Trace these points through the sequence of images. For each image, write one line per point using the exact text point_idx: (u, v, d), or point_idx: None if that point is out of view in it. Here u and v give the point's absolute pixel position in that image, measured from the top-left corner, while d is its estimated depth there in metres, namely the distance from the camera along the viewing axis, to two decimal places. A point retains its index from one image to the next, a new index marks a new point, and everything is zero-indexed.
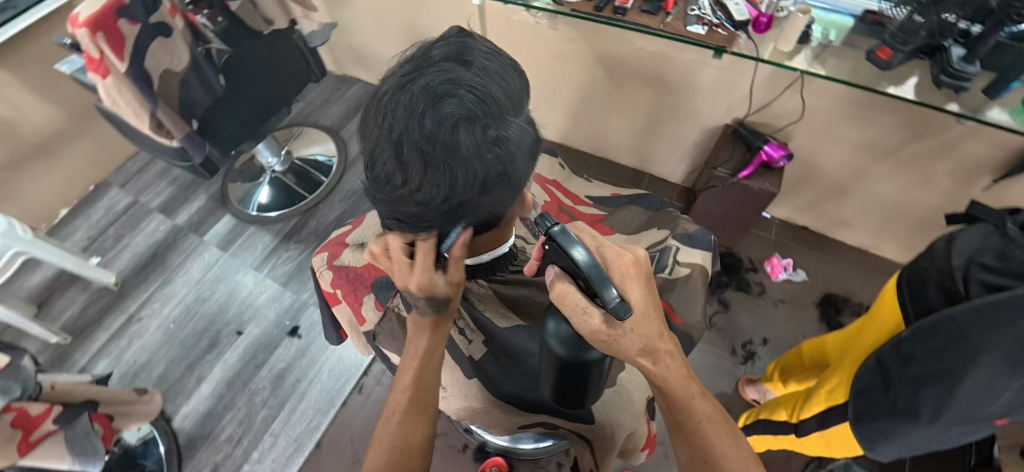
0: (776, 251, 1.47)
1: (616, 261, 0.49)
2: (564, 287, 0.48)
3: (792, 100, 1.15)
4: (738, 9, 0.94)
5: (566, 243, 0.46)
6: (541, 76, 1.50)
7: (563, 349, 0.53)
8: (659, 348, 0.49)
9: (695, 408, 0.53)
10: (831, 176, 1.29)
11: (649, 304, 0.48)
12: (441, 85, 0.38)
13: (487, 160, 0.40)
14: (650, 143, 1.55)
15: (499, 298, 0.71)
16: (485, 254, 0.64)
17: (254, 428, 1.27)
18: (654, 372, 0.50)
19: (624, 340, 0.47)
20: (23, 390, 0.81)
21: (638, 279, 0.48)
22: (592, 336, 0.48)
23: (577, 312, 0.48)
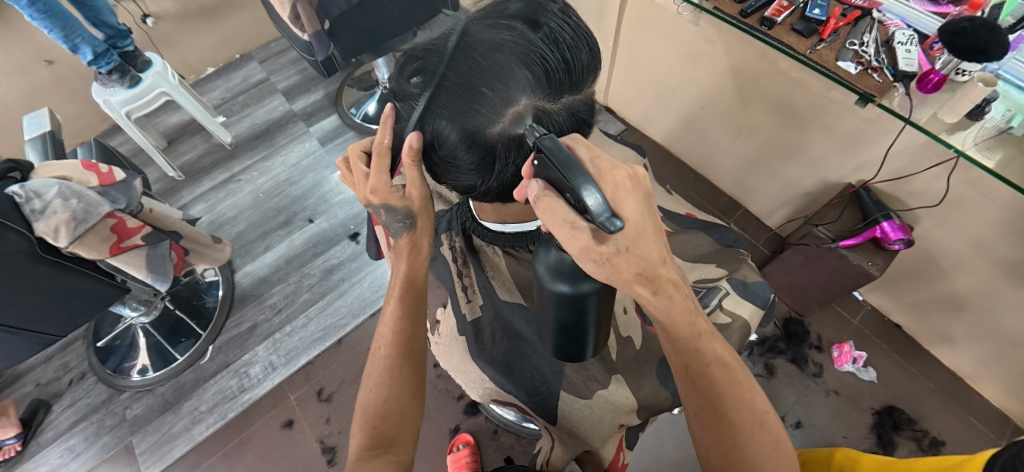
0: (852, 339, 1.30)
1: (610, 171, 0.44)
2: (549, 203, 0.44)
3: (936, 180, 0.98)
4: (907, 59, 0.81)
5: (554, 153, 0.41)
6: (663, 71, 1.42)
7: (555, 276, 0.48)
8: (660, 276, 0.47)
9: (705, 351, 0.53)
10: (950, 282, 1.10)
11: (643, 217, 0.44)
12: (499, 40, 0.44)
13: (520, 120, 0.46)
14: (756, 176, 1.41)
15: (511, 273, 0.68)
16: (511, 225, 0.65)
17: (295, 304, 1.42)
18: (656, 305, 0.48)
19: (626, 258, 0.44)
20: (126, 206, 1.02)
21: (633, 189, 0.44)
22: (583, 255, 0.44)
23: (566, 230, 0.44)
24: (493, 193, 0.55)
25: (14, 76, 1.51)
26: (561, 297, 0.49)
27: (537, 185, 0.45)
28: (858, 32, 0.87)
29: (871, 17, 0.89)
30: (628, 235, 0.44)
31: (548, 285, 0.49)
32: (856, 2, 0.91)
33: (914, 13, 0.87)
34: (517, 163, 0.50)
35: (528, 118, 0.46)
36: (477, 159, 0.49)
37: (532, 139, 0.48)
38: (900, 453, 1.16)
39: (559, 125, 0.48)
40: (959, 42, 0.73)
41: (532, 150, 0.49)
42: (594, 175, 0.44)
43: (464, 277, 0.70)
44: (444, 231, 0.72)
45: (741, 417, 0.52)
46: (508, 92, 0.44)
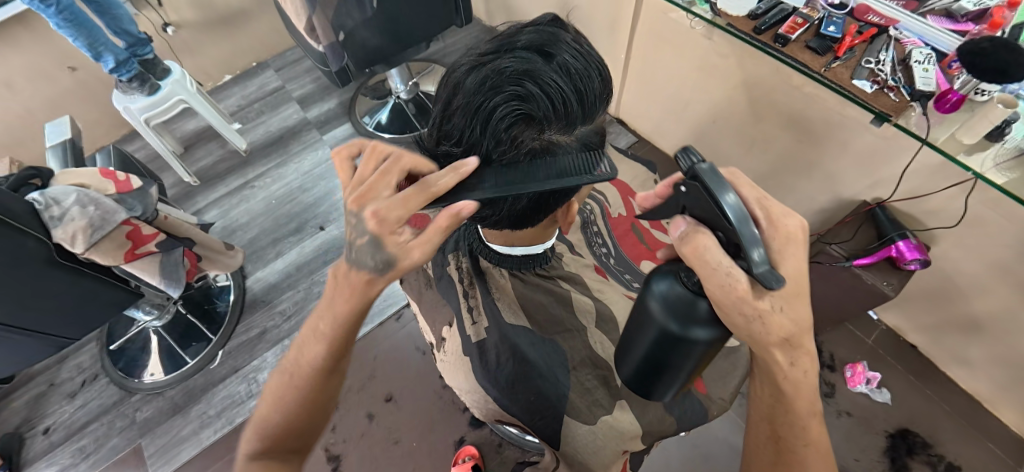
0: (865, 359, 1.27)
1: (784, 219, 0.46)
2: (700, 239, 0.45)
3: (954, 201, 0.96)
4: (924, 78, 0.80)
5: (713, 185, 0.42)
6: (675, 85, 1.41)
7: (668, 317, 0.50)
8: (803, 344, 0.49)
9: (801, 416, 0.52)
10: (968, 304, 1.07)
11: (803, 276, 0.46)
12: (513, 72, 0.45)
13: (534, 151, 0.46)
14: (769, 191, 1.39)
15: (517, 294, 0.64)
16: (519, 249, 0.64)
17: (305, 311, 1.43)
18: (787, 370, 0.50)
19: (778, 317, 0.46)
20: (142, 213, 1.04)
21: (800, 244, 0.46)
22: (735, 304, 0.45)
23: (718, 275, 0.44)
24: (506, 223, 0.55)
25: (38, 82, 1.56)
26: (669, 336, 0.50)
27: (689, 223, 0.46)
28: (874, 50, 0.86)
29: (887, 35, 0.88)
30: (786, 293, 0.46)
31: (660, 320, 0.50)
32: (872, 19, 0.90)
33: (933, 31, 0.86)
34: (528, 196, 0.50)
35: (542, 148, 0.47)
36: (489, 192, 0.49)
37: None
38: None
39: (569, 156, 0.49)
40: (978, 62, 0.71)
41: None
42: (764, 218, 0.46)
43: (469, 298, 0.64)
44: (451, 250, 0.68)
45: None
46: (520, 124, 0.45)
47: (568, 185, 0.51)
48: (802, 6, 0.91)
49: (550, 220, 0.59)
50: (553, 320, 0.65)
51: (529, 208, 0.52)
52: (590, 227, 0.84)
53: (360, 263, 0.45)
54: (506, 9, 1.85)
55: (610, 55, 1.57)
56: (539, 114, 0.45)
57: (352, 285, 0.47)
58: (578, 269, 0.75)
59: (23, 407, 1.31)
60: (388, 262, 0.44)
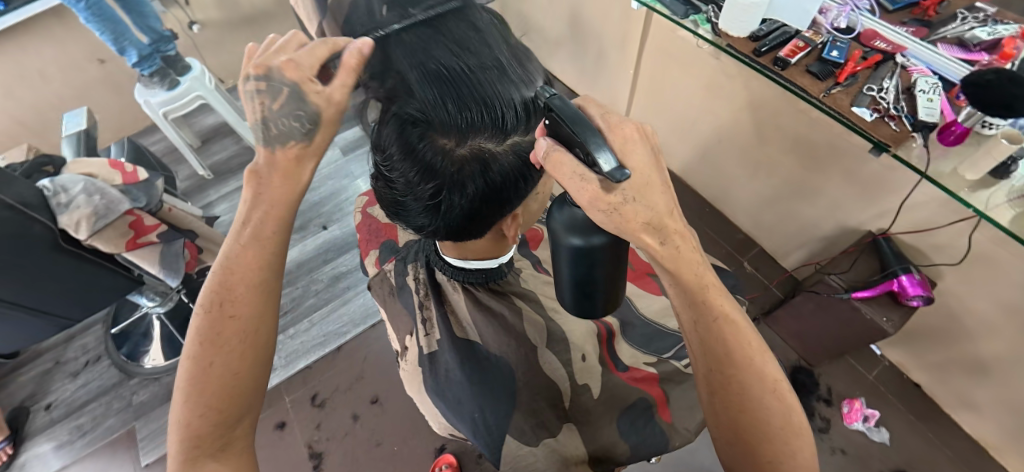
0: (865, 395, 1.22)
1: (620, 123, 0.46)
2: (555, 159, 0.44)
3: (960, 236, 0.92)
4: (927, 108, 0.76)
5: (563, 111, 0.42)
6: (682, 102, 1.40)
7: (571, 235, 0.49)
8: (668, 225, 0.46)
9: (716, 307, 0.50)
10: (976, 344, 1.02)
11: (652, 170, 0.45)
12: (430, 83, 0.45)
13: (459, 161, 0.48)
14: (773, 215, 1.36)
15: (469, 310, 0.63)
16: (472, 263, 0.63)
17: (301, 307, 1.45)
18: (661, 253, 0.47)
19: (632, 208, 0.44)
20: (146, 204, 1.08)
21: (641, 141, 0.45)
22: (591, 205, 0.44)
23: (574, 180, 0.43)
24: (448, 231, 0.57)
25: (69, 72, 1.64)
26: (579, 253, 0.50)
27: (545, 146, 0.45)
28: (878, 77, 0.83)
29: (893, 62, 0.85)
30: (636, 184, 0.44)
31: (563, 239, 0.50)
32: (879, 45, 0.87)
33: (942, 59, 0.82)
34: (461, 204, 0.52)
35: (468, 160, 0.48)
36: (424, 198, 0.52)
37: (474, 179, 0.50)
38: None
39: (500, 168, 0.50)
40: (981, 94, 0.69)
41: (476, 189, 0.50)
42: (603, 126, 0.46)
43: (423, 309, 0.64)
44: (411, 261, 0.69)
45: (756, 373, 0.50)
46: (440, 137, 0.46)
47: (504, 194, 0.52)
48: (806, 29, 0.90)
49: (498, 232, 0.60)
50: (506, 333, 0.61)
51: (464, 214, 0.54)
52: None
53: (286, 128, 0.44)
54: None
55: (620, 70, 1.56)
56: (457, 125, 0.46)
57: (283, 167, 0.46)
58: (537, 287, 0.71)
59: (28, 381, 1.36)
60: (317, 114, 0.44)
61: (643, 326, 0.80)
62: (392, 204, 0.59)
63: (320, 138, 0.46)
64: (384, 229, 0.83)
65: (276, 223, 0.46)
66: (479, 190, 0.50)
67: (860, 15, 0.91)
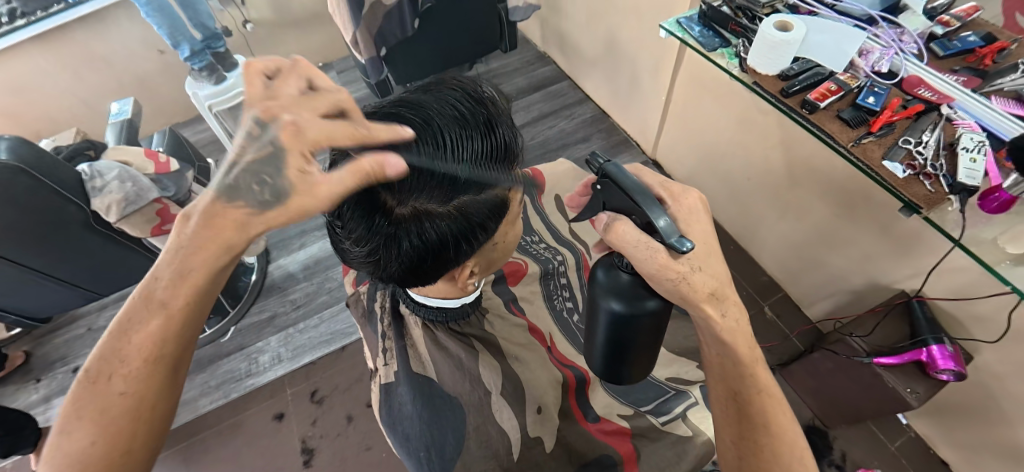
0: (883, 467, 1.12)
1: (681, 195, 0.48)
2: (619, 226, 0.45)
3: (1001, 312, 0.84)
4: (969, 170, 0.68)
5: (622, 180, 0.44)
6: (711, 133, 1.34)
7: (620, 302, 0.47)
8: (726, 296, 0.48)
9: (757, 379, 0.49)
10: (1017, 431, 0.91)
11: (711, 240, 0.47)
12: None
13: (399, 218, 0.45)
14: (800, 261, 1.28)
15: (427, 348, 0.62)
16: (435, 300, 0.62)
17: (313, 303, 1.49)
18: (721, 324, 0.48)
19: (698, 277, 0.45)
20: (174, 194, 1.15)
21: (702, 213, 0.48)
22: (657, 273, 0.44)
23: (639, 249, 0.44)
24: (392, 279, 0.54)
25: (132, 60, 1.78)
26: (622, 318, 0.48)
27: (608, 213, 0.46)
28: (917, 129, 0.76)
29: (937, 113, 0.77)
30: (698, 255, 0.46)
31: (605, 302, 0.48)
32: (922, 94, 0.80)
33: (993, 114, 0.74)
34: (399, 258, 0.49)
35: (411, 220, 0.45)
36: (360, 249, 0.49)
37: (413, 238, 0.47)
38: None
39: (442, 230, 0.47)
40: None
41: (415, 247, 0.48)
42: (667, 198, 0.48)
43: (385, 339, 0.66)
44: (381, 287, 0.70)
45: (785, 441, 0.46)
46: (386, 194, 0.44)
47: (443, 255, 0.50)
48: (842, 71, 0.84)
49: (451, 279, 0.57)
50: (461, 373, 0.60)
51: (402, 268, 0.50)
52: (554, 279, 0.84)
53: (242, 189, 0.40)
54: (559, 39, 1.87)
55: (651, 96, 1.53)
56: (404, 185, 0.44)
57: (222, 226, 0.42)
58: (503, 330, 0.70)
59: (62, 343, 1.47)
60: None
61: None
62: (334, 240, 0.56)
63: (277, 213, 0.40)
64: None
65: (214, 249, 0.42)
66: (418, 249, 0.48)
67: (904, 60, 0.84)
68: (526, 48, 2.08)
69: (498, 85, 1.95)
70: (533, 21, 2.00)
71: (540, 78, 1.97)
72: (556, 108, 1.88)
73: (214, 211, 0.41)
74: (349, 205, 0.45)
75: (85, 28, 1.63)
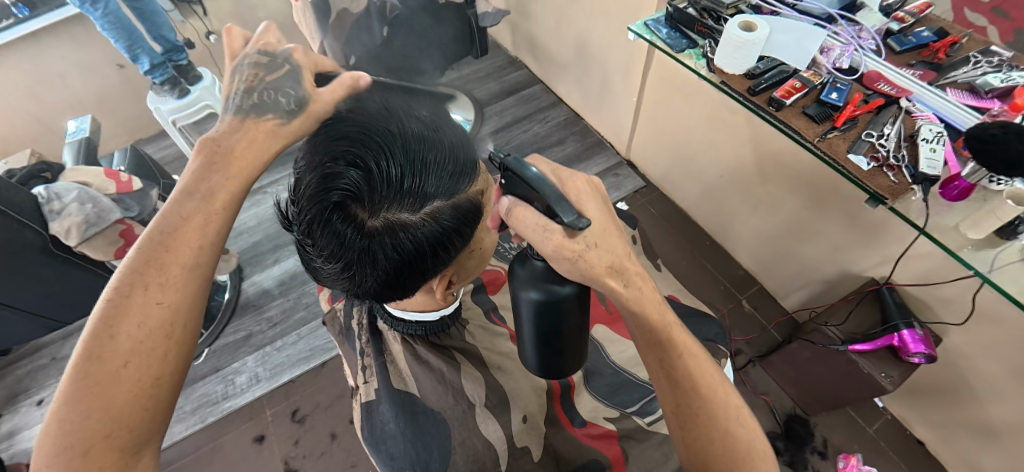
0: (863, 450, 1.15)
1: (569, 178, 0.47)
2: (519, 211, 0.44)
3: (966, 295, 0.87)
4: (929, 161, 0.71)
5: (516, 165, 0.42)
6: (683, 132, 1.37)
7: (539, 291, 0.47)
8: (628, 268, 0.47)
9: (676, 343, 0.51)
10: (988, 409, 0.95)
11: (606, 219, 0.46)
12: (347, 152, 0.43)
13: (370, 232, 0.44)
14: (774, 254, 1.30)
15: (408, 364, 0.63)
16: (412, 314, 0.62)
17: (290, 320, 1.45)
18: (626, 297, 0.47)
19: (594, 254, 0.44)
20: (138, 213, 1.09)
21: (592, 194, 0.47)
22: (555, 254, 0.44)
23: (538, 232, 0.43)
24: (369, 296, 0.52)
25: (89, 77, 1.71)
26: (543, 305, 0.48)
27: (506, 198, 0.45)
28: (879, 122, 0.79)
29: (897, 106, 0.81)
30: (595, 232, 0.45)
31: (524, 292, 0.48)
32: (882, 88, 0.83)
33: (949, 105, 0.77)
34: (374, 273, 0.47)
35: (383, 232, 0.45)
36: (333, 266, 0.47)
37: (388, 250, 0.46)
38: None
39: (417, 240, 0.46)
40: (982, 150, 0.65)
41: (390, 261, 0.46)
42: (558, 184, 0.46)
43: (364, 357, 0.65)
44: (356, 304, 0.70)
45: (718, 403, 0.50)
46: (356, 208, 0.43)
47: (421, 266, 0.49)
48: (805, 69, 0.87)
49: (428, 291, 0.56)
50: (444, 387, 0.60)
51: (379, 283, 0.49)
52: None
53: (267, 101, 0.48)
54: (530, 43, 1.88)
55: (623, 98, 1.54)
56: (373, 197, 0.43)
57: (255, 135, 0.47)
58: (484, 339, 0.69)
59: (23, 376, 1.39)
60: None
61: (613, 374, 0.78)
62: (303, 260, 0.55)
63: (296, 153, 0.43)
64: None
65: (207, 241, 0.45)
66: (394, 262, 0.46)
67: (863, 55, 0.87)
68: (497, 54, 2.08)
69: (471, 91, 1.95)
70: (504, 27, 2.00)
71: (512, 83, 1.97)
72: (530, 112, 1.88)
73: (242, 127, 0.47)
74: (318, 222, 0.44)
75: (37, 44, 1.56)
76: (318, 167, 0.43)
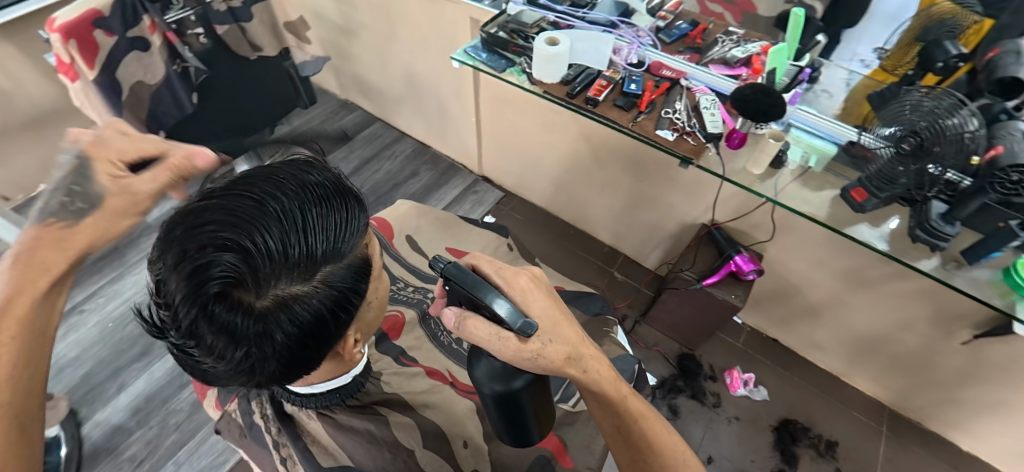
0: (739, 362, 1.37)
1: (514, 278, 0.52)
2: (471, 322, 0.48)
3: (768, 216, 1.11)
4: (712, 122, 0.90)
5: (461, 279, 0.47)
6: (524, 139, 1.49)
7: (496, 384, 0.52)
8: (584, 353, 0.53)
9: (631, 412, 0.56)
10: (807, 296, 1.21)
11: (553, 312, 0.52)
12: (218, 236, 0.39)
13: (263, 314, 0.41)
14: (628, 225, 1.49)
15: (331, 436, 0.58)
16: (319, 385, 0.57)
17: (161, 449, 1.21)
18: (585, 379, 0.53)
19: (552, 349, 0.49)
20: None
21: (538, 290, 0.52)
22: (516, 355, 0.48)
23: (494, 340, 0.47)
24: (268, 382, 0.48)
25: None
26: (501, 395, 0.52)
27: (454, 310, 0.49)
28: (670, 101, 0.97)
29: (679, 86, 0.99)
30: (545, 329, 0.50)
31: (485, 387, 0.52)
32: (666, 74, 1.01)
33: (714, 78, 0.99)
34: (275, 355, 0.43)
35: (277, 312, 0.42)
36: (225, 362, 0.42)
37: (286, 328, 0.43)
38: (803, 464, 1.21)
39: (315, 308, 0.44)
40: (746, 107, 0.84)
41: (291, 338, 0.43)
42: (503, 284, 0.51)
43: (279, 449, 0.59)
44: (254, 396, 0.62)
45: (669, 457, 0.56)
46: (242, 293, 0.40)
47: (322, 335, 0.46)
48: (606, 69, 1.03)
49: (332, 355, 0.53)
50: (376, 446, 0.57)
51: (280, 365, 0.45)
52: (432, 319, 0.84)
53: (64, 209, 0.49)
54: (359, 85, 1.87)
55: (463, 119, 1.63)
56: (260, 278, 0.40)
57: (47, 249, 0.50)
58: (401, 385, 0.69)
59: None
60: None
61: None
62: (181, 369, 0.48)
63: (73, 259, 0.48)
64: None
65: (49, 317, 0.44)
66: (295, 337, 0.44)
67: (645, 50, 1.06)
68: (326, 100, 2.02)
69: (308, 142, 1.86)
70: (326, 72, 1.96)
71: (350, 126, 1.93)
72: (377, 150, 1.86)
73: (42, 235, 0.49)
74: (197, 321, 0.39)
75: None
76: (185, 261, 0.39)
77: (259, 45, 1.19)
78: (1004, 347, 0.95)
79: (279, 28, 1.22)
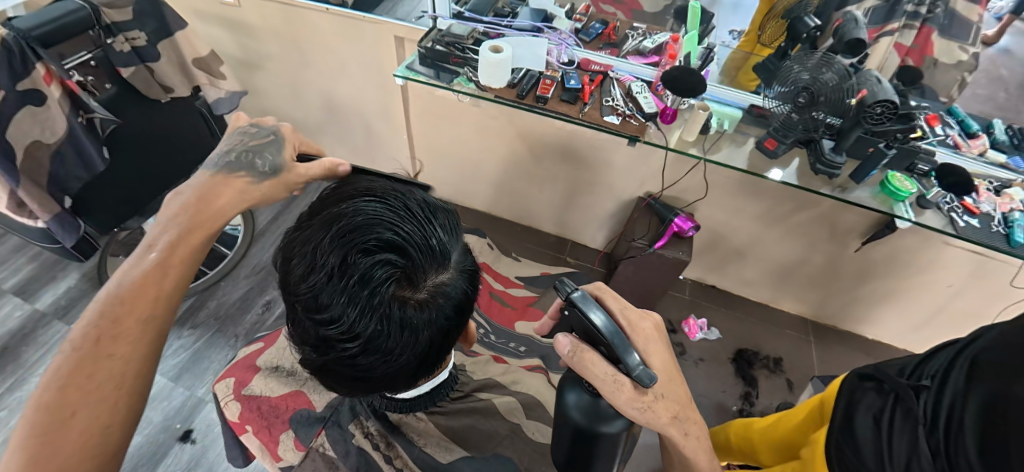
0: (691, 311, 1.56)
1: (639, 323, 0.58)
2: (589, 356, 0.53)
3: (696, 177, 1.29)
4: (647, 103, 1.04)
5: (603, 326, 0.50)
6: (461, 147, 1.53)
7: (587, 420, 0.56)
8: (689, 417, 0.58)
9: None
10: (733, 241, 1.43)
11: (670, 370, 0.57)
12: (371, 241, 0.45)
13: (423, 304, 0.48)
14: (572, 213, 1.61)
15: (443, 429, 0.70)
16: (425, 385, 0.66)
17: None
18: (686, 441, 0.57)
19: (662, 402, 0.55)
20: None
21: (658, 339, 0.58)
22: (628, 403, 0.52)
23: (608, 383, 0.52)
24: (417, 371, 0.54)
25: None
26: (585, 431, 0.56)
27: (571, 339, 0.55)
28: (606, 91, 1.09)
29: (609, 77, 1.11)
30: (662, 384, 0.55)
31: (576, 421, 0.56)
32: (595, 68, 1.13)
33: (636, 67, 1.13)
34: (431, 338, 0.51)
35: (432, 299, 0.49)
36: (394, 354, 0.49)
37: (440, 312, 0.50)
38: (762, 383, 1.41)
39: (458, 290, 0.51)
40: (676, 86, 0.97)
41: (443, 320, 0.51)
42: (629, 325, 0.57)
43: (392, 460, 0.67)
44: (350, 420, 0.70)
45: None
46: (403, 286, 0.47)
47: (463, 312, 0.54)
48: (544, 69, 1.11)
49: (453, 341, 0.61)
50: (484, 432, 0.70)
51: (434, 348, 0.52)
52: None
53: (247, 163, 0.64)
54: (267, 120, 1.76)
55: (393, 138, 1.62)
56: (414, 269, 0.47)
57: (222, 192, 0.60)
58: (485, 371, 0.81)
59: None
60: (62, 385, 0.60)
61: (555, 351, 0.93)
62: (331, 378, 0.53)
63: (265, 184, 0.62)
64: (278, 403, 0.74)
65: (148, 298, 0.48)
66: (446, 319, 0.51)
67: (573, 50, 1.16)
68: None
69: None
70: None
71: None
72: None
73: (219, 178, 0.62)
74: (374, 319, 0.45)
75: None
76: (349, 268, 0.45)
77: (169, 86, 1.08)
78: (883, 246, 1.22)
79: (189, 65, 1.10)
